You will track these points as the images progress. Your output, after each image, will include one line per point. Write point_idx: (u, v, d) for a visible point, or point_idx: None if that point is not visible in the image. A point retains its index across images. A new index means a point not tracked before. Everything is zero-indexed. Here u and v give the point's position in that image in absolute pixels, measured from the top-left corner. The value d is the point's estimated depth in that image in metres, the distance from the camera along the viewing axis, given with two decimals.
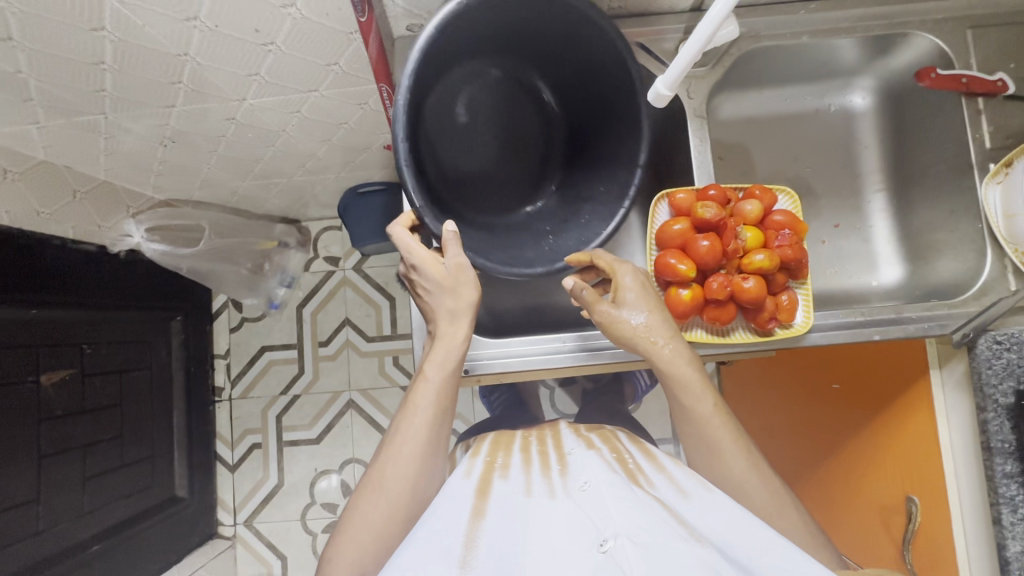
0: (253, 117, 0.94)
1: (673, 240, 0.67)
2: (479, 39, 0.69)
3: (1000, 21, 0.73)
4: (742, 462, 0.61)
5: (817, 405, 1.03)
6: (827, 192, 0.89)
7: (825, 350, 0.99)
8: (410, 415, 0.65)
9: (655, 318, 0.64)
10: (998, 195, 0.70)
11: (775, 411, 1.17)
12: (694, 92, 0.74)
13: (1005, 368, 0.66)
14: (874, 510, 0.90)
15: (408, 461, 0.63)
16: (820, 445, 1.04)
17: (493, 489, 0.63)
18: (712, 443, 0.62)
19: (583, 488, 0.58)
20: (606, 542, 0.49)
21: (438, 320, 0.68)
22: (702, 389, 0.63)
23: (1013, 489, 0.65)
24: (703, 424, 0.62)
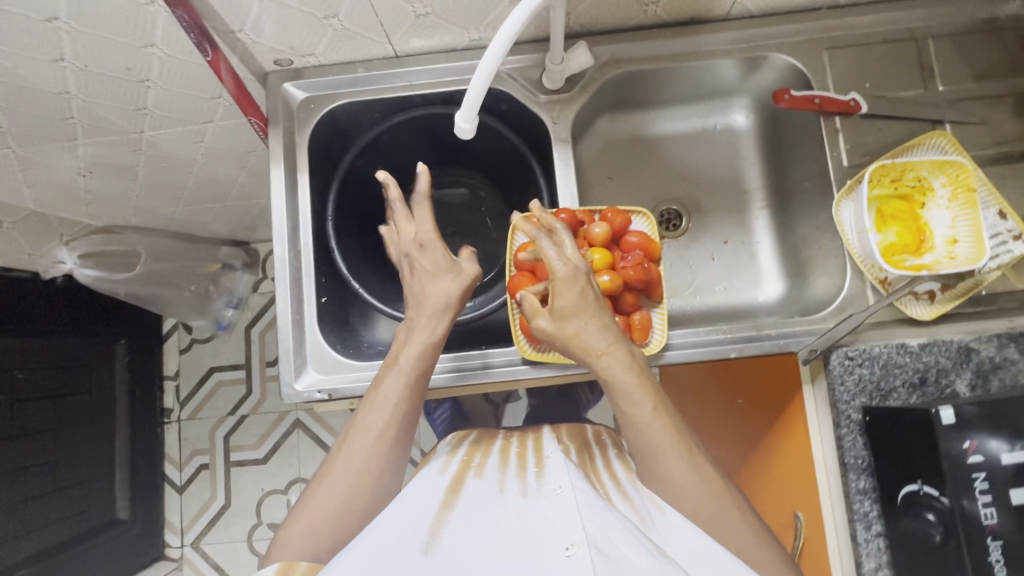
0: (160, 147, 0.97)
1: (527, 263, 0.69)
2: (402, 163, 0.87)
3: (854, 43, 0.75)
4: (686, 474, 0.57)
5: (728, 417, 1.02)
6: (716, 210, 0.90)
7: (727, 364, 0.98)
8: (374, 400, 0.65)
9: (592, 330, 0.60)
10: (851, 211, 0.71)
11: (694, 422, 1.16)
12: (558, 117, 0.76)
13: (857, 384, 0.68)
14: (775, 526, 0.90)
15: (363, 442, 0.63)
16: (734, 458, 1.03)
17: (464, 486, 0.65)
18: (648, 449, 0.58)
19: (557, 489, 0.57)
20: (573, 546, 0.47)
21: (423, 307, 0.70)
22: (642, 395, 0.58)
23: (867, 505, 0.68)
24: (640, 430, 0.58)
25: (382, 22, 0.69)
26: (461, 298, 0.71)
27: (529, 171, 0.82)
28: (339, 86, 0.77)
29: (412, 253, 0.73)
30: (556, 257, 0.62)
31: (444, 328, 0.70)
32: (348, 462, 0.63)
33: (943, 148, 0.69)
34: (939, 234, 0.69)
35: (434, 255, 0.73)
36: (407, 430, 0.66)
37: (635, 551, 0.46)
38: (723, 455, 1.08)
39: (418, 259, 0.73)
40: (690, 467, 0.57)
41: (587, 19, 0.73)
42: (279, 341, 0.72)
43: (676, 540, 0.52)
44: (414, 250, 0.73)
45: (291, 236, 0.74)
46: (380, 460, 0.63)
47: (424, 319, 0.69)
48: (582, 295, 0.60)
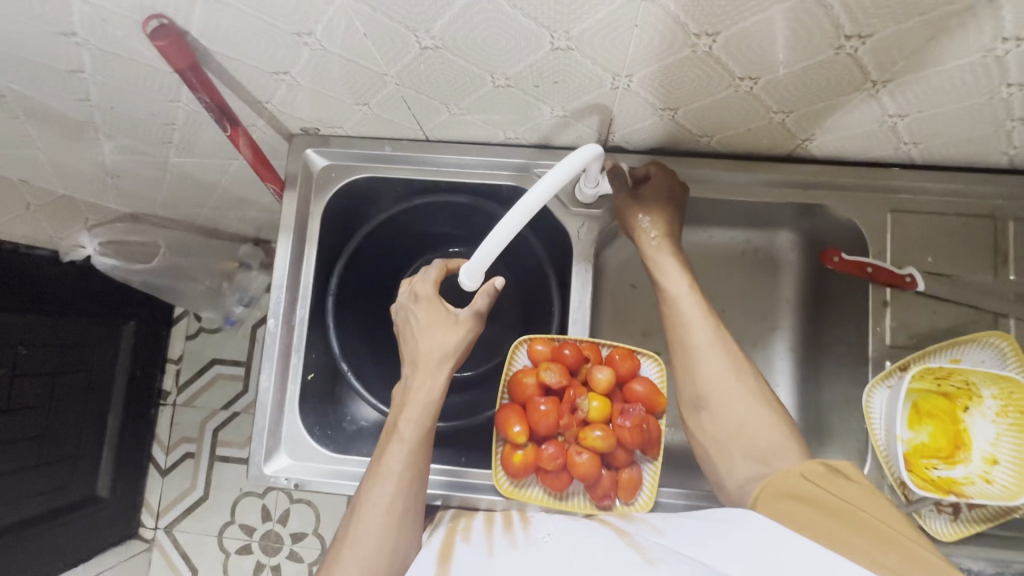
0: (184, 168, 0.96)
1: (521, 393, 0.64)
2: (418, 246, 0.84)
3: (925, 209, 0.68)
4: (707, 347, 0.62)
5: None
6: (740, 342, 0.82)
7: None
8: (380, 475, 0.60)
9: (659, 213, 0.67)
10: (885, 402, 0.64)
11: None
12: (586, 232, 0.72)
13: None
14: None
15: (372, 529, 0.58)
16: None
17: (456, 554, 0.52)
18: (679, 321, 0.64)
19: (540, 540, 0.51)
20: None
21: (418, 365, 0.63)
22: (679, 274, 0.65)
23: None
24: (675, 304, 0.64)
25: (415, 113, 0.65)
26: (460, 354, 0.64)
27: (545, 275, 0.77)
28: (364, 160, 0.73)
29: (409, 303, 0.66)
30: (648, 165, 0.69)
31: (441, 385, 0.63)
32: (358, 544, 0.58)
33: (1001, 350, 0.62)
34: (979, 448, 0.63)
35: (432, 309, 0.65)
36: (416, 506, 0.60)
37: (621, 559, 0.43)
38: None
39: (412, 313, 0.65)
40: (716, 342, 0.62)
41: (634, 139, 0.68)
42: (256, 419, 0.69)
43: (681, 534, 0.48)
44: (411, 302, 0.66)
45: (287, 308, 0.72)
46: (392, 537, 0.58)
47: (420, 376, 0.63)
48: (664, 190, 0.68)
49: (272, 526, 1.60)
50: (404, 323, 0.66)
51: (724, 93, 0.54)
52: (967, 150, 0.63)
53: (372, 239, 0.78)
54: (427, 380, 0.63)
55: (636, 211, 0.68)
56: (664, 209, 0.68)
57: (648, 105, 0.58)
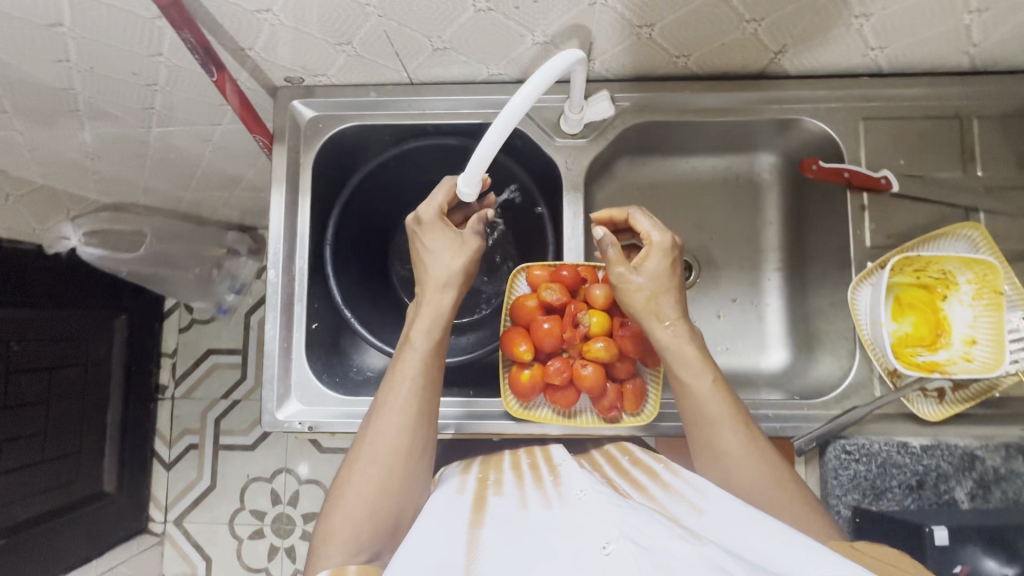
0: (167, 141, 0.95)
1: (523, 317, 0.67)
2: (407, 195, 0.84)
3: (894, 115, 0.71)
4: (737, 442, 0.58)
5: None
6: (730, 265, 0.85)
7: None
8: (394, 382, 0.62)
9: (666, 293, 0.60)
10: (868, 296, 0.67)
11: None
12: (573, 162, 0.73)
13: (851, 480, 0.66)
14: None
15: (391, 430, 0.60)
16: None
17: (490, 506, 0.55)
18: (705, 420, 0.59)
19: (579, 494, 0.52)
20: (609, 543, 0.42)
21: (425, 284, 0.65)
22: (702, 367, 0.59)
23: None
24: (699, 398, 0.59)
25: (398, 52, 0.66)
26: (467, 274, 0.65)
27: (534, 210, 0.79)
28: (350, 108, 0.74)
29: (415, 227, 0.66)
30: (651, 227, 0.62)
31: (448, 303, 0.64)
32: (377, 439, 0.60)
33: (974, 240, 0.66)
34: (959, 332, 0.67)
35: (437, 233, 0.65)
36: (431, 408, 0.63)
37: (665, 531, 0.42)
38: None
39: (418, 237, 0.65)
40: (748, 444, 0.58)
41: (614, 65, 0.69)
42: (265, 367, 0.71)
43: (717, 510, 0.49)
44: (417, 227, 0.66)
45: (286, 260, 0.73)
46: (409, 433, 0.60)
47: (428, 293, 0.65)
48: (669, 268, 0.61)
49: (283, 508, 1.61)
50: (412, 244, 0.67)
51: (699, 1, 0.57)
52: (931, 51, 0.66)
53: (363, 187, 0.79)
54: (435, 294, 0.64)
55: (639, 282, 0.60)
56: (672, 281, 0.61)
57: (624, 23, 0.60)
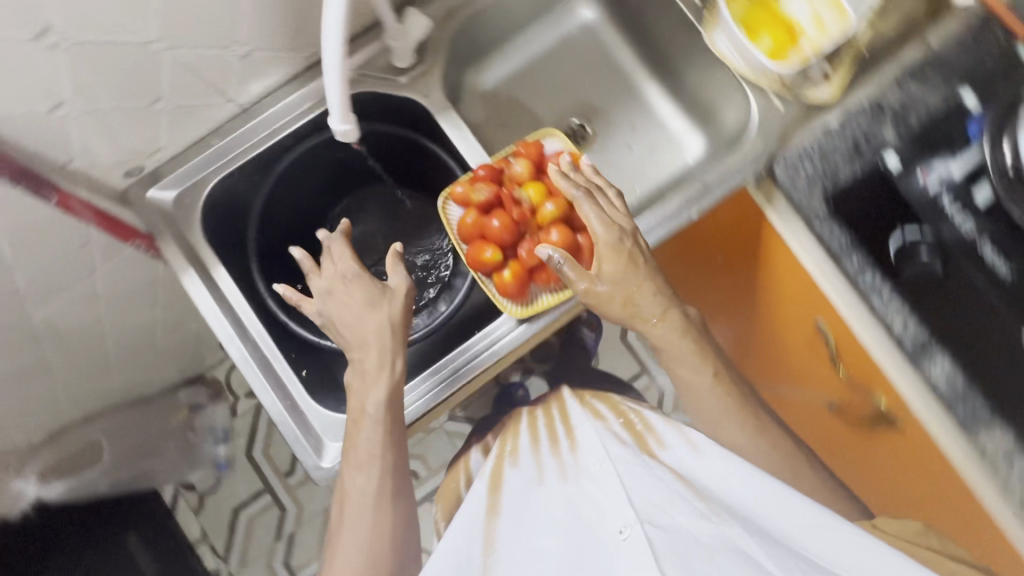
0: (56, 325, 0.87)
1: (472, 231, 0.68)
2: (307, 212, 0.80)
3: None
4: (740, 430, 0.65)
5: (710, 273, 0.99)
6: (612, 102, 0.91)
7: (692, 233, 0.93)
8: (353, 463, 0.62)
9: (644, 297, 0.63)
10: (725, 39, 0.76)
11: (700, 289, 1.09)
12: (428, 89, 0.75)
13: (808, 181, 0.70)
14: (813, 354, 0.86)
15: (359, 512, 0.62)
16: (738, 305, 0.99)
17: (506, 482, 0.66)
18: (715, 421, 0.66)
19: (596, 466, 0.57)
20: (626, 529, 0.47)
21: (365, 347, 0.62)
22: (697, 359, 0.65)
23: (869, 276, 0.68)
24: (699, 394, 0.66)
25: (211, 82, 0.65)
26: (405, 321, 0.64)
27: (426, 150, 0.77)
28: (203, 168, 0.71)
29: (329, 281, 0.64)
30: (596, 221, 0.63)
31: (397, 364, 0.63)
32: (354, 528, 0.62)
33: None
34: (805, 19, 0.75)
35: (360, 287, 0.64)
36: (399, 472, 0.63)
37: (680, 510, 0.48)
38: (735, 311, 1.03)
39: (341, 297, 0.63)
40: (756, 435, 0.65)
41: None
42: (283, 433, 0.68)
43: (717, 468, 0.54)
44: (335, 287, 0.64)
45: (238, 330, 0.70)
46: (388, 503, 0.63)
47: (370, 355, 0.63)
48: (628, 263, 0.62)
49: None
50: (335, 303, 0.64)
51: None
52: None
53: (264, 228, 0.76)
54: (375, 356, 0.62)
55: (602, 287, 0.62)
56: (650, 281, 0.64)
57: None
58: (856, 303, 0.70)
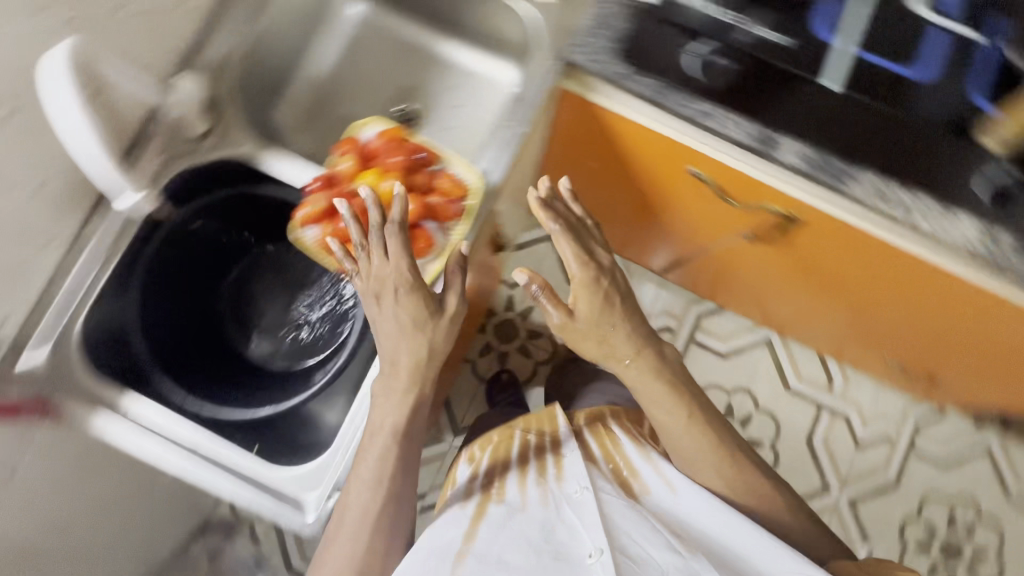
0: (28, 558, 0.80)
1: (332, 241, 0.70)
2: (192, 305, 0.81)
3: None
4: (715, 480, 0.72)
5: (587, 177, 1.04)
6: (419, 74, 0.96)
7: (552, 146, 0.99)
8: (354, 486, 0.64)
9: (616, 338, 0.72)
10: None
11: (590, 198, 1.14)
12: (239, 139, 0.78)
13: (601, 52, 0.74)
14: (699, 195, 0.92)
15: (351, 536, 0.63)
16: (624, 193, 1.04)
17: (490, 509, 0.73)
18: (691, 464, 0.73)
19: (578, 493, 0.71)
20: (594, 554, 0.64)
21: (401, 371, 0.64)
22: (682, 419, 0.72)
23: (694, 106, 0.73)
24: (681, 445, 0.73)
25: (25, 228, 0.64)
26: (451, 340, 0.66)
27: (266, 196, 0.78)
28: (62, 313, 0.70)
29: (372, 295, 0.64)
30: (570, 256, 0.72)
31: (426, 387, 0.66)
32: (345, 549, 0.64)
33: None
34: None
35: (408, 307, 0.63)
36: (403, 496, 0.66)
37: (658, 545, 0.64)
38: (625, 201, 1.08)
39: (393, 312, 0.63)
40: (732, 476, 0.72)
41: (166, 60, 0.75)
42: (262, 509, 0.69)
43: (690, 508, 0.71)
44: (384, 305, 0.64)
45: (173, 440, 0.69)
46: (386, 520, 0.64)
47: (404, 380, 0.64)
48: (598, 306, 0.71)
49: None
50: (382, 312, 0.64)
51: None
52: None
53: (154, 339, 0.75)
54: (412, 379, 0.64)
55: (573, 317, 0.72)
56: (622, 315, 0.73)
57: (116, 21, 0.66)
58: (709, 137, 0.75)
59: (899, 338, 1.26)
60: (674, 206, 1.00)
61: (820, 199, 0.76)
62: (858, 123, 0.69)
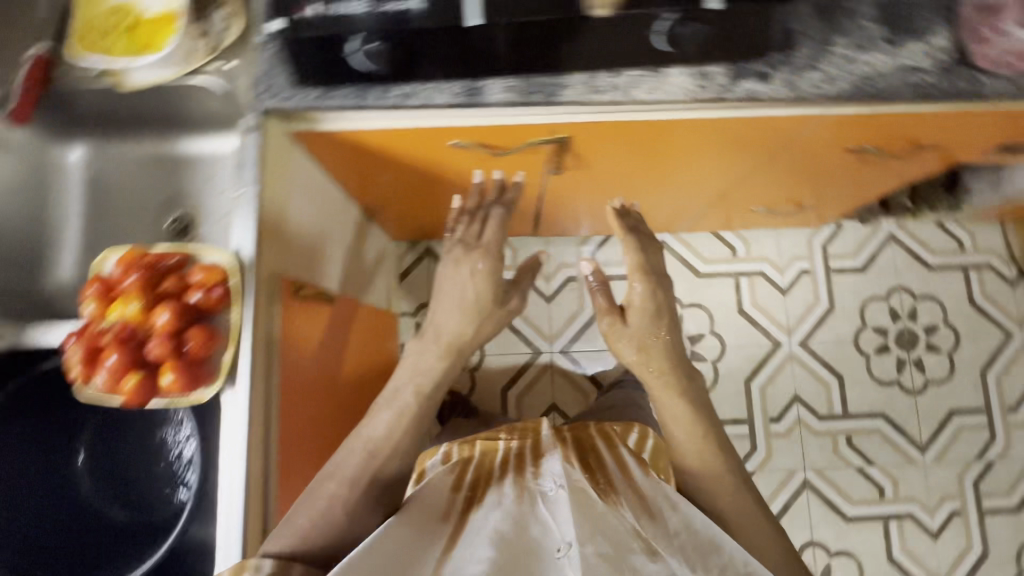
0: None
1: (111, 380, 0.72)
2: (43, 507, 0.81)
3: None
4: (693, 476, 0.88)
5: (391, 181, 1.07)
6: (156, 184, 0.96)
7: (337, 176, 1.02)
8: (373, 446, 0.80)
9: (653, 347, 0.96)
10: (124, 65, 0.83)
11: (412, 197, 1.18)
12: None
13: (281, 87, 0.76)
14: (477, 154, 0.96)
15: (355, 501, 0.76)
16: (427, 181, 1.08)
17: (471, 517, 0.79)
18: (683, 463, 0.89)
19: (553, 494, 0.81)
20: (561, 548, 0.72)
21: (469, 337, 0.90)
22: (689, 422, 0.89)
23: (395, 93, 0.75)
24: (676, 448, 0.89)
25: None
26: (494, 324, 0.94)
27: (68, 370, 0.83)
28: None
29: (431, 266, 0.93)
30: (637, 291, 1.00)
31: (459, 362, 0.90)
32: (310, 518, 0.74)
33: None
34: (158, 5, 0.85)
35: (475, 280, 0.91)
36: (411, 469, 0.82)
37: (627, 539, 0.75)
38: (439, 186, 1.11)
39: (448, 279, 0.92)
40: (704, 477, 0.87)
41: None
42: None
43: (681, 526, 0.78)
44: (452, 269, 0.92)
45: None
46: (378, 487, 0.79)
47: (444, 343, 0.89)
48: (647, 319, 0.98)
49: None
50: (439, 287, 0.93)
51: None
52: None
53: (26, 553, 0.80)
54: (469, 339, 0.90)
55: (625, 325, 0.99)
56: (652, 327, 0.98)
57: None
58: (425, 112, 0.78)
59: (792, 191, 1.34)
60: (471, 172, 1.05)
61: (561, 114, 0.79)
62: (541, 32, 0.70)
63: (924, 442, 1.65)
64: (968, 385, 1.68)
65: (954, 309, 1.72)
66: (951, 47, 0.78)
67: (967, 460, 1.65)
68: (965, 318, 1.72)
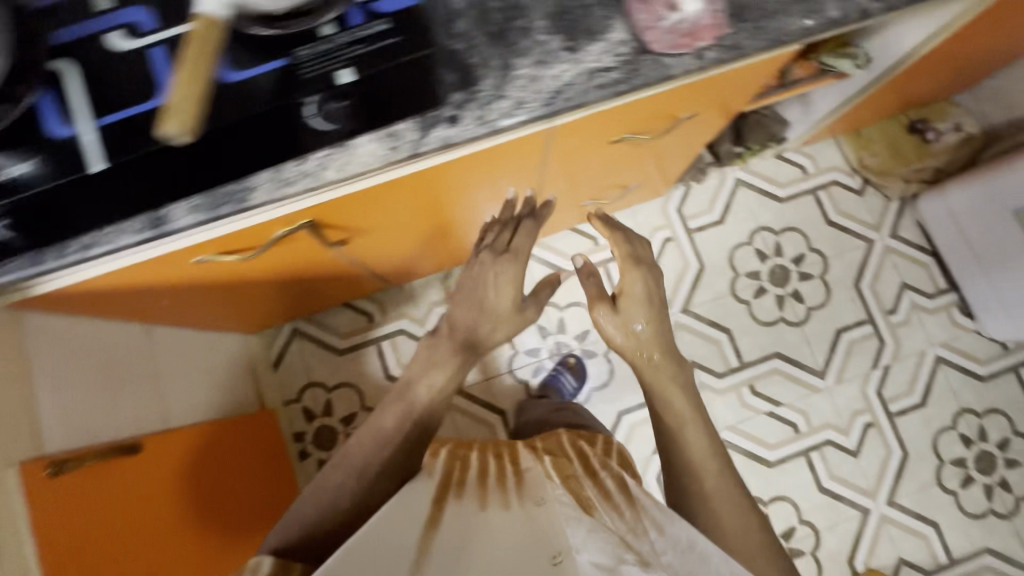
0: None
1: None
2: None
3: None
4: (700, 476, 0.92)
5: (169, 298, 1.03)
6: None
7: (100, 315, 0.97)
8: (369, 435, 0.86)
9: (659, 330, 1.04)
10: None
11: (212, 299, 1.14)
12: None
13: None
14: (235, 256, 0.92)
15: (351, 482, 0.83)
16: (210, 286, 1.05)
17: (450, 509, 0.78)
18: (691, 460, 0.94)
19: (535, 505, 0.81)
20: (557, 556, 0.72)
21: (466, 329, 0.97)
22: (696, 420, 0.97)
23: (71, 250, 0.70)
24: (691, 446, 0.95)
25: None
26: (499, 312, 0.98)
27: None
28: None
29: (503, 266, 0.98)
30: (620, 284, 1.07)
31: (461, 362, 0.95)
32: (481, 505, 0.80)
33: None
34: None
35: (506, 275, 0.98)
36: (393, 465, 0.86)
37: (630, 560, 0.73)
38: (226, 285, 1.07)
39: (493, 270, 0.98)
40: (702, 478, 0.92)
41: None
42: None
43: (675, 545, 0.78)
44: (484, 266, 0.98)
45: None
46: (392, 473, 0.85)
47: (468, 324, 0.97)
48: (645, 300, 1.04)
49: None
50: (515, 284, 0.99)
51: None
52: None
53: None
54: (467, 326, 0.96)
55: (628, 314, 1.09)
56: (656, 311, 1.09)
57: None
58: (117, 254, 0.73)
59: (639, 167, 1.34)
60: (248, 269, 1.01)
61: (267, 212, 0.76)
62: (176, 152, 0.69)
63: (821, 368, 1.69)
64: (846, 300, 1.72)
65: (815, 232, 1.75)
66: (626, 40, 0.77)
67: (865, 372, 1.69)
68: (828, 240, 1.75)
